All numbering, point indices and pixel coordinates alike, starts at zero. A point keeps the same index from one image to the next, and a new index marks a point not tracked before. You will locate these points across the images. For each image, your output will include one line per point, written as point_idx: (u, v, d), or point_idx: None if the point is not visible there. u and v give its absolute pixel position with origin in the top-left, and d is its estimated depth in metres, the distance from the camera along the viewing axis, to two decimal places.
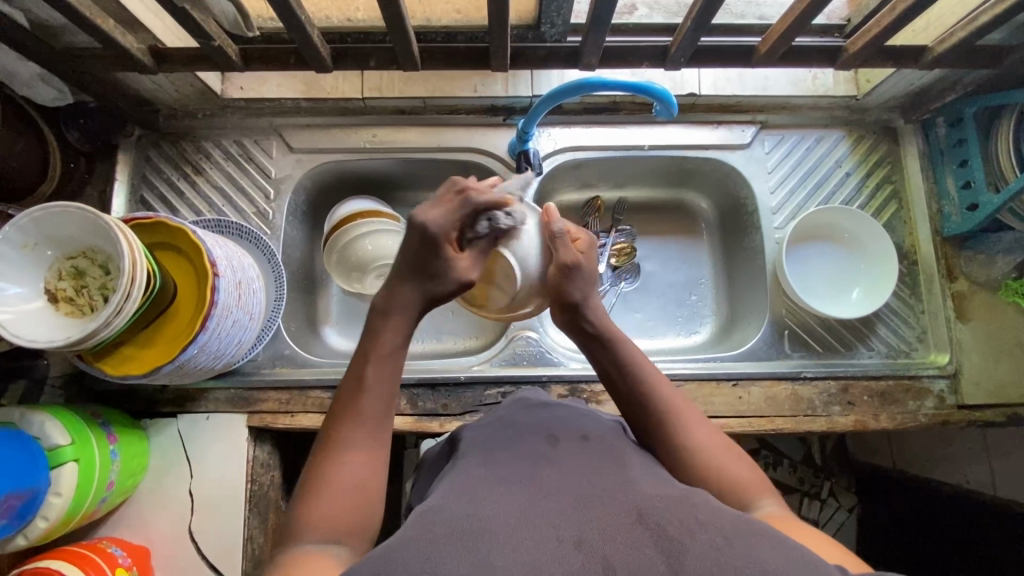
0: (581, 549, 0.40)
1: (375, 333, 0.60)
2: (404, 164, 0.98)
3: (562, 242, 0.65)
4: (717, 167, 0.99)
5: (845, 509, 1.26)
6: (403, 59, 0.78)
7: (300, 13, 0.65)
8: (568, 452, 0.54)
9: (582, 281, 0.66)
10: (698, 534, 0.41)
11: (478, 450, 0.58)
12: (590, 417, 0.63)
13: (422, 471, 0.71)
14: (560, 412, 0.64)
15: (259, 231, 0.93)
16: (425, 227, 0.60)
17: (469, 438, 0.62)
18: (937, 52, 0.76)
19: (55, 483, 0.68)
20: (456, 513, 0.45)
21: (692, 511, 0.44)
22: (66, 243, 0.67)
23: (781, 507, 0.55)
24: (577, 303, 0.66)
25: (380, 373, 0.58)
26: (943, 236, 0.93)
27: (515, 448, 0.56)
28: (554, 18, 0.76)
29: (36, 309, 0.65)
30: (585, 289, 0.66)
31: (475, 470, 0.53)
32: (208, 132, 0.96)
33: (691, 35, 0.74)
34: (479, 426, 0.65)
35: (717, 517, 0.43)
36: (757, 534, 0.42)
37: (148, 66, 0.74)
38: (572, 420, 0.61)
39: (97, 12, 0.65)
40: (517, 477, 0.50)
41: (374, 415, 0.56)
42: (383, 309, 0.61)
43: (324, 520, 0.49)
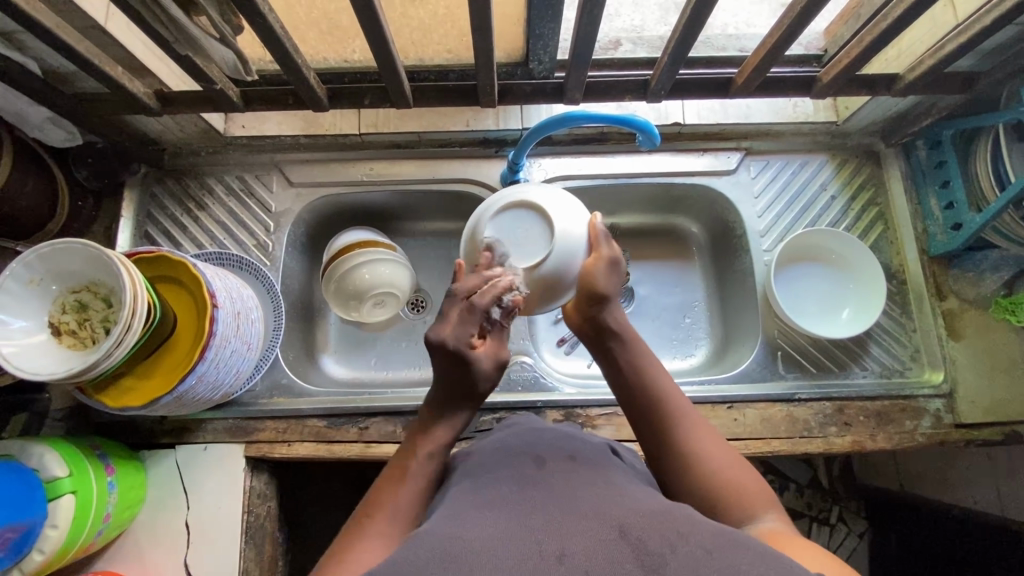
0: (563, 563, 0.41)
1: (422, 429, 0.64)
2: (399, 196, 1.02)
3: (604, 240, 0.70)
4: (705, 193, 1.01)
5: (856, 534, 1.23)
6: (396, 96, 0.81)
7: (297, 57, 0.69)
8: (557, 473, 0.54)
9: (613, 278, 0.70)
10: (681, 547, 0.41)
11: (471, 473, 0.58)
12: (579, 438, 0.64)
13: None
14: (548, 435, 0.64)
15: (259, 263, 0.95)
16: (443, 342, 0.62)
17: (459, 464, 0.62)
18: (908, 79, 0.79)
19: (51, 516, 0.69)
20: (444, 530, 0.45)
21: (669, 523, 0.44)
22: (70, 278, 0.69)
23: (785, 526, 0.52)
24: (603, 292, 0.69)
25: (421, 444, 0.62)
26: (929, 255, 0.95)
27: (504, 469, 0.57)
28: (541, 56, 0.80)
29: (40, 341, 0.67)
30: (615, 283, 0.70)
31: (467, 491, 0.53)
32: (212, 169, 1.00)
33: (669, 69, 0.77)
34: (471, 451, 0.65)
35: (700, 530, 0.43)
36: (738, 544, 0.42)
37: (153, 108, 0.78)
38: (560, 442, 0.62)
39: (107, 60, 0.69)
40: (508, 499, 0.51)
41: (403, 512, 0.56)
42: (425, 421, 0.65)
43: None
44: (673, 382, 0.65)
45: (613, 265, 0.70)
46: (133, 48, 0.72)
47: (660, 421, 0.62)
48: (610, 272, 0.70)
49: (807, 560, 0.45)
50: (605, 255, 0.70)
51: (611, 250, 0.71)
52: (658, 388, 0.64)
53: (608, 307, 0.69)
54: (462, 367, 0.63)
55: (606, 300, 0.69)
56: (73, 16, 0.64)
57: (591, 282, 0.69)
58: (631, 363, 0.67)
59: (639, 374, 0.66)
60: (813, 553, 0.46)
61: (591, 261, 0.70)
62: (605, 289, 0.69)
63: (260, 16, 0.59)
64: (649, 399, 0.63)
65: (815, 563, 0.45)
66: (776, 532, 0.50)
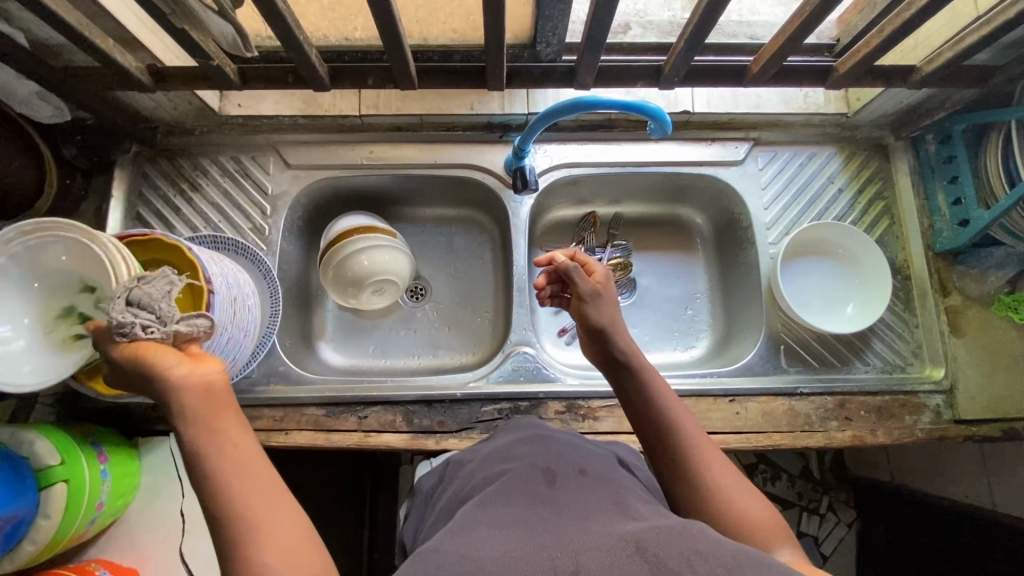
0: None
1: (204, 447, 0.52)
2: (400, 181, 0.99)
3: (579, 276, 0.73)
4: (711, 184, 1.00)
5: (844, 525, 1.27)
6: (400, 77, 0.78)
7: (298, 33, 0.66)
8: (567, 491, 0.53)
9: (602, 310, 0.72)
10: (697, 566, 0.40)
11: (479, 488, 0.58)
12: (584, 449, 0.64)
13: (416, 503, 0.72)
14: (556, 445, 0.64)
15: (255, 247, 0.93)
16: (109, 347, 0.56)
17: (467, 480, 0.62)
18: (926, 72, 0.77)
19: (43, 506, 0.68)
20: (447, 556, 0.44)
21: (689, 541, 0.43)
22: (66, 288, 0.67)
23: (801, 557, 0.53)
24: (604, 329, 0.71)
25: (234, 452, 0.52)
26: (934, 251, 0.94)
27: (513, 478, 0.56)
28: (550, 38, 0.77)
29: (29, 348, 0.65)
30: (607, 315, 0.72)
31: (475, 505, 0.52)
32: (206, 149, 0.97)
33: (684, 56, 0.75)
34: (478, 464, 0.65)
35: (715, 547, 0.43)
36: (757, 561, 0.41)
37: (146, 84, 0.74)
38: (569, 455, 0.61)
39: (97, 32, 0.66)
40: (517, 512, 0.50)
41: (246, 484, 0.50)
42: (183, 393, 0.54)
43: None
44: (684, 409, 0.65)
45: (597, 294, 0.73)
46: (124, 20, 0.69)
47: (670, 448, 0.61)
48: (597, 304, 0.73)
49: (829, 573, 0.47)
50: (585, 291, 0.73)
51: (592, 285, 0.74)
52: (670, 420, 0.63)
53: (612, 338, 0.70)
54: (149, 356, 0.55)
55: (606, 333, 0.71)
56: None
57: (583, 320, 0.72)
58: (642, 392, 0.66)
59: (648, 405, 0.65)
60: None
61: (579, 302, 0.73)
62: (600, 323, 0.71)
63: None
64: (661, 430, 0.63)
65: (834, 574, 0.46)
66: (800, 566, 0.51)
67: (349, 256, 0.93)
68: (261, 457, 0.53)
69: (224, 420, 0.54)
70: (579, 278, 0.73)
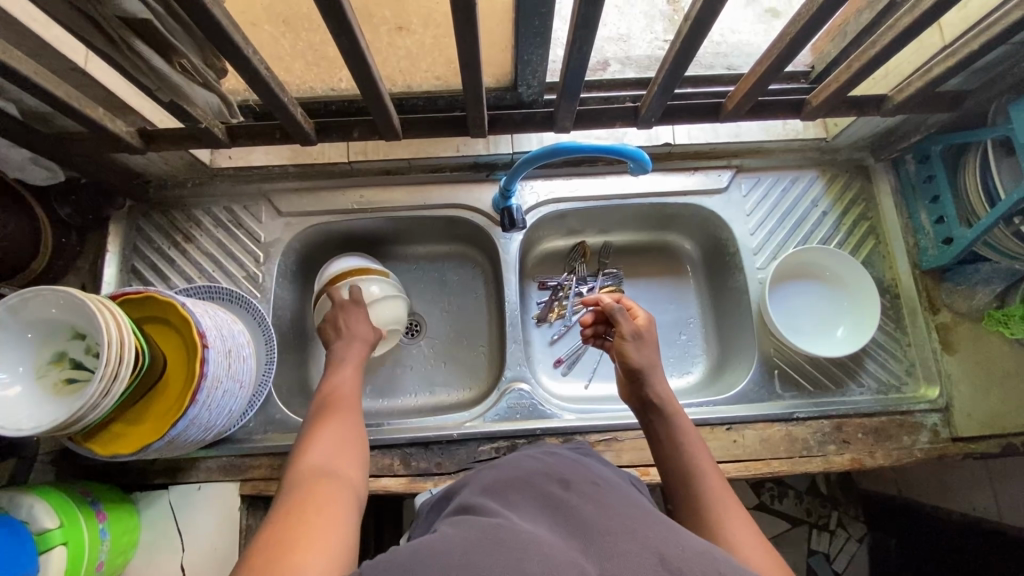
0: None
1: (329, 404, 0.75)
2: (390, 222, 1.00)
3: (624, 316, 0.79)
4: (697, 212, 1.01)
5: (855, 540, 1.25)
6: (385, 129, 0.80)
7: (283, 95, 0.67)
8: (581, 495, 0.53)
9: (643, 351, 0.77)
10: None
11: (490, 489, 0.56)
12: (592, 464, 0.63)
13: (416, 524, 0.70)
14: (561, 462, 0.63)
15: (249, 295, 0.94)
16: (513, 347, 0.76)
17: (474, 484, 0.61)
18: (897, 101, 0.79)
19: (43, 569, 0.67)
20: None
21: (711, 561, 0.44)
22: (60, 337, 0.67)
23: None
24: (643, 368, 0.75)
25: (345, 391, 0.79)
26: (922, 268, 0.95)
27: (526, 489, 0.55)
28: (530, 80, 0.80)
29: (19, 407, 0.64)
30: (648, 357, 0.76)
31: (492, 505, 0.51)
32: (199, 200, 0.98)
33: (659, 98, 0.77)
34: (480, 471, 0.64)
35: (740, 570, 0.43)
36: None
37: (136, 146, 0.76)
38: (575, 468, 0.61)
39: (87, 103, 0.68)
40: (540, 516, 0.50)
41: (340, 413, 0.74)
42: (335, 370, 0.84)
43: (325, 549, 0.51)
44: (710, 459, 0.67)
45: (638, 335, 0.78)
46: (115, 89, 0.71)
47: (693, 484, 0.64)
48: (638, 345, 0.77)
49: None
50: (628, 331, 0.78)
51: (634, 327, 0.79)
52: (696, 464, 0.66)
53: (647, 377, 0.75)
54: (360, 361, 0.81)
55: (642, 372, 0.75)
56: (52, 60, 0.63)
57: (624, 359, 0.76)
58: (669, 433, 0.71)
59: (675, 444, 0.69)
60: None
61: (621, 342, 0.77)
62: (638, 362, 0.75)
63: (246, 60, 0.58)
64: (682, 468, 0.66)
65: None
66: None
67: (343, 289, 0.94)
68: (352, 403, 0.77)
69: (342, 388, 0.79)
70: (623, 320, 0.78)
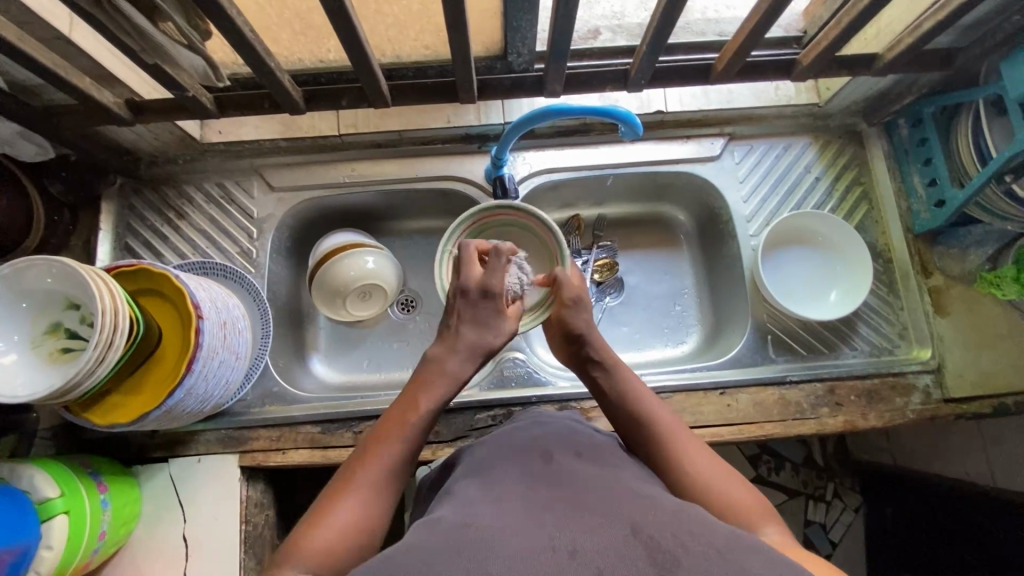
0: (574, 558, 0.41)
1: (400, 413, 0.64)
2: (383, 196, 1.00)
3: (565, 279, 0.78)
4: (689, 181, 1.01)
5: (851, 509, 1.27)
6: (373, 96, 0.80)
7: (269, 60, 0.67)
8: (563, 467, 0.55)
9: (582, 316, 0.76)
10: (691, 546, 0.41)
11: (472, 469, 0.59)
12: (582, 430, 0.65)
13: (419, 498, 0.70)
14: (549, 427, 0.65)
15: (244, 270, 0.94)
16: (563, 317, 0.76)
17: (463, 462, 0.63)
18: (888, 59, 0.79)
19: (45, 538, 0.68)
20: (429, 535, 0.45)
21: (682, 522, 0.44)
22: (55, 308, 0.68)
23: (784, 534, 0.55)
24: (581, 331, 0.75)
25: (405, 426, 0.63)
26: (914, 233, 0.95)
27: (508, 465, 0.57)
28: (520, 48, 0.79)
29: (16, 376, 0.64)
30: (587, 320, 0.76)
31: (478, 488, 0.52)
32: (190, 177, 0.98)
33: (648, 58, 0.76)
34: (474, 449, 0.65)
35: (709, 531, 0.43)
36: (746, 545, 0.42)
37: (125, 118, 0.76)
38: (563, 436, 0.62)
39: (74, 71, 0.68)
40: (519, 491, 0.51)
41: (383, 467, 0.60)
42: (433, 368, 0.69)
43: (318, 556, 0.52)
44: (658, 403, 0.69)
45: (578, 303, 0.77)
46: (102, 58, 0.71)
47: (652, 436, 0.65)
48: (577, 308, 0.76)
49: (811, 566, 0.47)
50: (568, 296, 0.77)
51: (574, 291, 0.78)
52: (647, 411, 0.67)
53: (587, 340, 0.75)
54: (486, 304, 0.72)
55: (581, 335, 0.75)
56: (37, 27, 0.62)
57: (561, 323, 0.76)
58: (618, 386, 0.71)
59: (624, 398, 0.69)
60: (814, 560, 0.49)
61: (560, 306, 0.77)
62: (578, 328, 0.75)
63: (230, 22, 0.58)
64: (636, 419, 0.67)
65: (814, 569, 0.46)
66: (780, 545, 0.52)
67: (339, 263, 0.95)
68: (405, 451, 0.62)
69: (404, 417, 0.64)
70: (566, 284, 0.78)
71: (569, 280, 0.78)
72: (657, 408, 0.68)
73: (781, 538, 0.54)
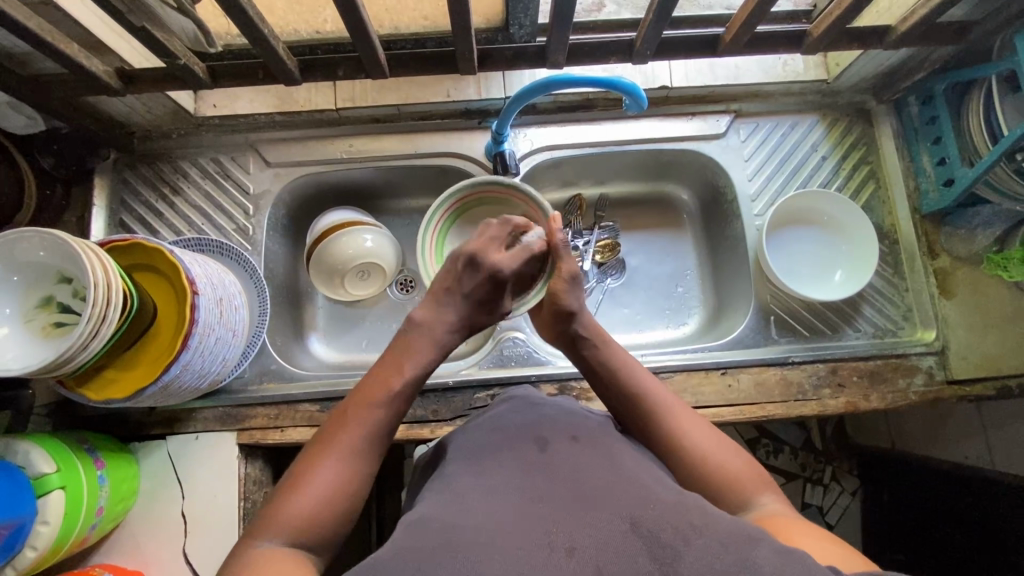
0: (573, 557, 0.40)
1: (381, 377, 0.63)
2: (381, 173, 0.99)
3: (566, 252, 0.75)
4: (694, 159, 0.99)
5: (848, 493, 1.28)
6: (371, 67, 0.77)
7: (263, 27, 0.65)
8: (558, 458, 0.53)
9: (578, 295, 0.74)
10: (692, 540, 0.40)
11: (470, 451, 0.58)
12: (580, 414, 0.63)
13: (416, 476, 0.70)
14: (547, 409, 0.64)
15: (240, 248, 0.93)
16: (554, 295, 0.73)
17: (457, 442, 0.62)
18: (901, 31, 0.77)
19: (42, 513, 0.68)
20: (435, 528, 0.44)
21: (684, 515, 0.44)
22: (46, 282, 0.66)
23: (781, 503, 0.57)
24: (575, 310, 0.72)
25: (382, 390, 0.62)
26: (922, 213, 0.94)
27: (503, 454, 0.56)
28: (522, 19, 0.77)
29: (9, 350, 0.63)
30: (580, 299, 0.74)
31: (476, 478, 0.52)
32: (185, 152, 0.96)
33: (654, 28, 0.74)
34: (463, 432, 0.64)
35: (712, 522, 0.43)
36: (751, 536, 0.42)
37: (115, 88, 0.74)
38: (561, 419, 0.61)
39: (61, 38, 0.65)
40: (514, 485, 0.50)
41: (363, 438, 0.59)
42: (415, 334, 0.68)
43: (300, 523, 0.53)
44: (653, 379, 0.67)
45: (574, 280, 0.74)
46: (89, 24, 0.68)
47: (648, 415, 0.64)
48: (574, 289, 0.74)
49: (823, 540, 0.49)
50: (567, 273, 0.74)
51: (573, 268, 0.75)
52: (642, 390, 0.65)
53: (579, 319, 0.73)
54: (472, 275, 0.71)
55: (574, 314, 0.72)
56: None
57: (554, 301, 0.73)
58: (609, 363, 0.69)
59: (618, 376, 0.68)
60: (818, 534, 0.51)
61: (555, 281, 0.74)
62: (568, 304, 0.73)
63: None
64: (630, 398, 0.65)
65: (827, 548, 0.48)
66: (774, 516, 0.54)
67: (338, 242, 0.93)
68: (387, 418, 0.61)
69: (384, 382, 0.63)
70: (566, 259, 0.75)
71: (569, 254, 0.75)
72: (651, 384, 0.67)
73: (778, 507, 0.56)
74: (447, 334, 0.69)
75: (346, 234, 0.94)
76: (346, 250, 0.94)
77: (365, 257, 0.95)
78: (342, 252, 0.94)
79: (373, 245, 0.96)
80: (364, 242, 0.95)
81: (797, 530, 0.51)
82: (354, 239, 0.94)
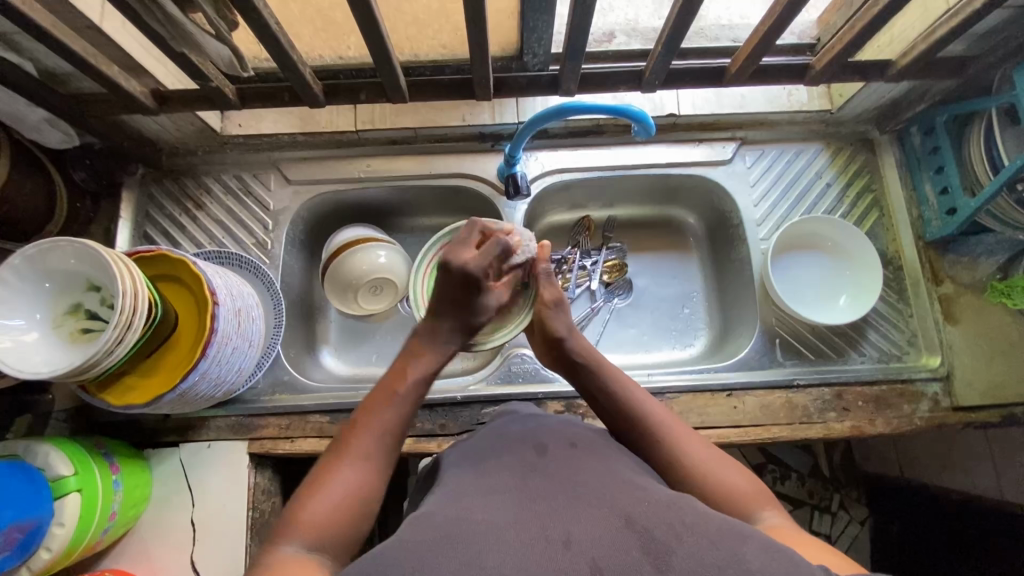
0: (569, 548, 0.41)
1: (385, 385, 0.66)
2: (396, 192, 1.02)
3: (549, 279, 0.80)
4: (700, 184, 1.02)
5: (857, 522, 1.24)
6: (392, 91, 0.81)
7: (292, 53, 0.69)
8: (558, 460, 0.54)
9: (563, 319, 0.78)
10: (684, 538, 0.41)
11: (474, 458, 0.59)
12: (581, 424, 0.65)
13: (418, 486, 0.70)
14: (552, 420, 0.65)
15: (259, 261, 0.96)
16: (542, 321, 0.78)
17: (460, 450, 0.64)
18: (902, 64, 0.80)
19: (58, 514, 0.69)
20: (440, 520, 0.46)
21: (677, 514, 0.44)
22: (76, 289, 0.70)
23: (784, 516, 0.57)
24: (563, 335, 0.76)
25: (387, 401, 0.65)
26: (924, 240, 0.95)
27: (504, 456, 0.57)
28: (535, 49, 0.81)
29: (37, 353, 0.66)
30: (569, 324, 0.78)
31: (479, 479, 0.53)
32: (209, 168, 1.00)
33: (663, 59, 0.78)
34: (472, 439, 0.65)
35: (701, 521, 0.44)
36: (736, 533, 0.42)
37: (150, 106, 0.78)
38: (567, 429, 0.62)
39: (103, 59, 0.70)
40: (514, 485, 0.51)
41: (371, 446, 0.61)
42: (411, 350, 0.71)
43: (315, 526, 0.54)
44: (650, 400, 0.69)
45: (559, 305, 0.79)
46: (128, 47, 0.73)
47: (648, 434, 0.65)
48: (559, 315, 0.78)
49: (825, 554, 0.49)
50: (550, 298, 0.79)
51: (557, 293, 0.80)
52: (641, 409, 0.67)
53: (569, 342, 0.76)
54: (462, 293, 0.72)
55: (563, 338, 0.76)
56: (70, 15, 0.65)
57: (543, 326, 0.78)
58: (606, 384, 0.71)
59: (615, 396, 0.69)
60: (821, 546, 0.51)
61: (542, 308, 0.79)
62: (556, 329, 0.77)
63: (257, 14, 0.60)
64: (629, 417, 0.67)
65: (824, 557, 0.49)
66: (777, 528, 0.55)
67: (354, 256, 0.97)
68: (391, 429, 0.63)
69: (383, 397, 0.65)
70: (548, 286, 0.80)
71: (552, 281, 0.81)
72: (648, 404, 0.68)
73: (780, 520, 0.56)
74: (454, 342, 0.73)
75: (362, 249, 0.97)
76: (362, 264, 0.97)
77: (379, 272, 0.98)
78: (358, 266, 0.97)
79: (388, 260, 0.98)
80: (379, 258, 0.98)
81: (798, 542, 0.51)
82: (370, 255, 0.97)
